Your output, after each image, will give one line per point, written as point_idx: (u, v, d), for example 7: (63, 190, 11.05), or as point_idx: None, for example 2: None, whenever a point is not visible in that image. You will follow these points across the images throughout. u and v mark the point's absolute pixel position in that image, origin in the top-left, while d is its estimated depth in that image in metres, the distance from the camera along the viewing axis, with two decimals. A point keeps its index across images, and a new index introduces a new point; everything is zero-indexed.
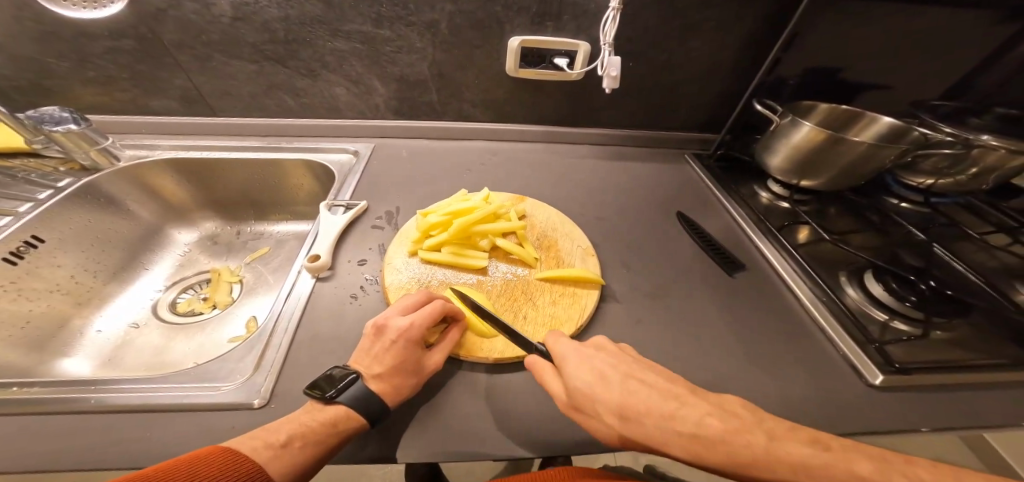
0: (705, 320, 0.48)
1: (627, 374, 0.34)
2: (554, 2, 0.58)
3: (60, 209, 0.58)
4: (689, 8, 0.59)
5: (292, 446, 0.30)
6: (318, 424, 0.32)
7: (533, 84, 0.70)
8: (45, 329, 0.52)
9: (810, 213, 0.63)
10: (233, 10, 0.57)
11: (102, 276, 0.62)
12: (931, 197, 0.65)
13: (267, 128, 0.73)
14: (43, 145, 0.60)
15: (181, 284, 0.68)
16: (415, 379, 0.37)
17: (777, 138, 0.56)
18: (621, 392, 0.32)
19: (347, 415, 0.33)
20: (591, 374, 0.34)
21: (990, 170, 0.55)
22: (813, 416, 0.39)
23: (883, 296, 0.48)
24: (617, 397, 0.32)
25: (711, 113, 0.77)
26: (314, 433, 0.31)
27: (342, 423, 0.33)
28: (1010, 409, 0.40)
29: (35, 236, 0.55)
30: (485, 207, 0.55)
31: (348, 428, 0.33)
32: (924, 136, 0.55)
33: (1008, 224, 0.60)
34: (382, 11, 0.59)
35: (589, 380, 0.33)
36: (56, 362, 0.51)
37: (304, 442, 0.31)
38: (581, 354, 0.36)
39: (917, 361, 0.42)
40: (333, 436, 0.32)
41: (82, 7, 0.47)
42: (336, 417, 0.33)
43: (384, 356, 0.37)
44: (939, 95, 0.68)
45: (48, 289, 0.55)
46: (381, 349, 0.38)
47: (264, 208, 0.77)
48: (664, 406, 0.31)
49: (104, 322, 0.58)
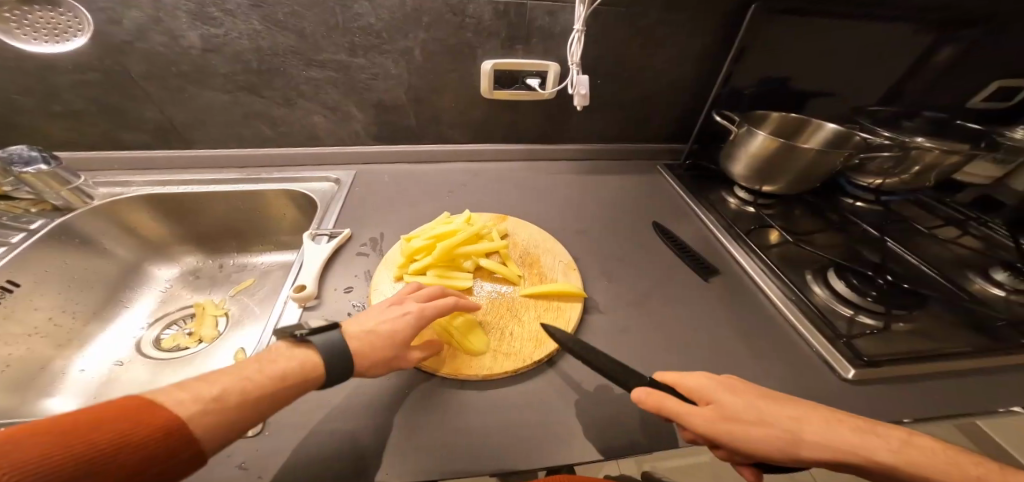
0: (687, 323, 0.50)
1: (754, 399, 0.31)
2: (522, 26, 0.61)
3: (32, 252, 0.56)
4: (648, 24, 0.62)
5: (228, 400, 0.27)
6: (264, 377, 0.30)
7: (509, 104, 0.73)
8: (25, 372, 0.50)
9: (775, 215, 0.66)
10: (203, 42, 0.58)
11: (82, 317, 0.60)
12: (882, 195, 0.70)
13: (245, 158, 0.73)
14: (12, 186, 0.58)
15: (165, 319, 0.66)
16: (392, 354, 0.37)
17: (736, 147, 0.59)
18: (779, 411, 0.30)
19: (302, 368, 0.32)
20: (742, 395, 0.32)
21: (930, 167, 0.59)
22: None
23: (845, 291, 0.50)
24: (788, 414, 0.30)
25: (681, 123, 0.80)
26: (257, 387, 0.29)
27: (294, 377, 0.31)
28: (976, 393, 0.43)
29: (9, 279, 0.53)
30: (467, 229, 0.56)
31: (300, 383, 0.31)
32: (865, 140, 0.59)
33: (956, 218, 0.67)
34: (356, 40, 0.60)
35: (751, 400, 0.31)
36: (39, 401, 0.49)
37: (245, 395, 0.28)
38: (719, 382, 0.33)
39: (884, 352, 0.44)
40: (280, 390, 0.30)
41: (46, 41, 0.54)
42: (287, 372, 0.31)
43: (387, 319, 0.39)
44: (880, 99, 0.77)
45: (26, 333, 0.53)
46: (390, 313, 0.39)
47: (246, 239, 0.76)
48: (854, 429, 0.29)
49: (87, 361, 0.56)
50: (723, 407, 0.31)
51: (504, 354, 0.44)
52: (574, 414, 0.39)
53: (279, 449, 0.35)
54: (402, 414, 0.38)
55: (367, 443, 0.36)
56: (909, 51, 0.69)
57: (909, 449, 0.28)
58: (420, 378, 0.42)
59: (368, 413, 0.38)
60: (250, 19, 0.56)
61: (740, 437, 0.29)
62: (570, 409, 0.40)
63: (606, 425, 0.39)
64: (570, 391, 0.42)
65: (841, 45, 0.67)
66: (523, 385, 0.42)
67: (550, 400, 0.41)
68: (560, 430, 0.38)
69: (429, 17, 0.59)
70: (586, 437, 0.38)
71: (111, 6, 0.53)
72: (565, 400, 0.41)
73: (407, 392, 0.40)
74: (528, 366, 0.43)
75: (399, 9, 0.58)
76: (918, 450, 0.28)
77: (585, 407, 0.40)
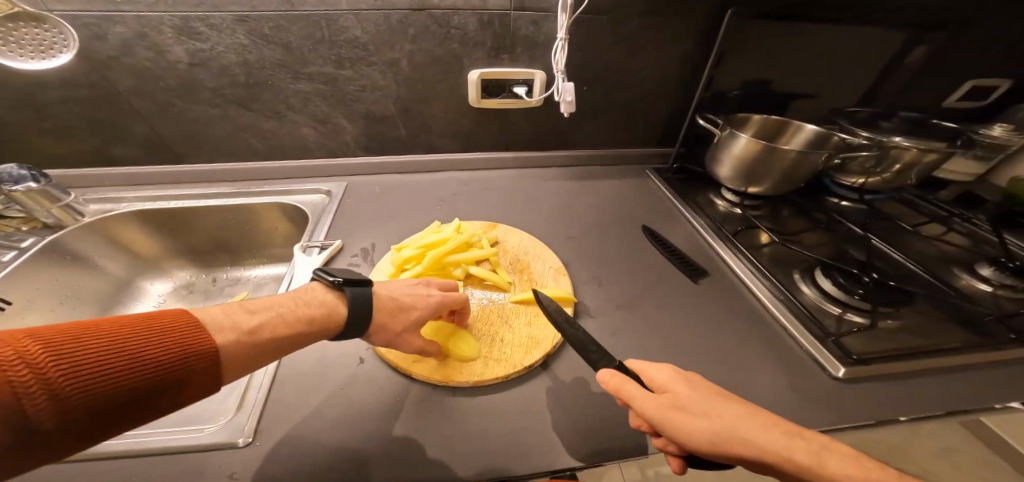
0: (678, 326, 0.50)
1: (709, 395, 0.31)
2: (506, 36, 0.62)
3: (24, 270, 0.56)
4: (629, 31, 0.64)
5: (259, 334, 0.31)
6: (293, 319, 0.34)
7: (497, 113, 0.73)
8: None
9: (762, 216, 0.67)
10: (189, 56, 0.58)
11: None
12: (865, 194, 0.70)
13: (236, 171, 0.73)
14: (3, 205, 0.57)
15: None
16: (399, 330, 0.39)
17: (720, 150, 0.60)
18: (728, 412, 0.30)
19: (328, 316, 0.36)
20: (701, 391, 0.32)
21: (911, 165, 0.59)
22: (791, 413, 0.40)
23: (833, 290, 0.50)
24: (732, 415, 0.30)
25: (668, 127, 0.81)
26: (281, 329, 0.33)
27: (316, 324, 0.35)
28: (967, 388, 0.43)
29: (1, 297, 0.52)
30: (457, 237, 0.56)
31: (322, 329, 0.35)
32: (844, 140, 0.60)
33: (941, 214, 0.68)
34: (342, 53, 0.61)
35: (705, 399, 0.31)
36: None
37: (270, 335, 0.32)
38: (683, 377, 0.33)
39: (873, 350, 0.45)
40: (300, 335, 0.34)
41: (30, 57, 0.50)
42: (310, 319, 0.35)
43: (411, 294, 0.42)
44: (857, 101, 0.78)
45: None
46: (415, 290, 0.43)
47: (238, 253, 0.76)
48: (792, 439, 0.28)
49: None
50: (677, 397, 0.31)
51: (494, 360, 0.43)
52: (567, 417, 0.39)
53: (269, 461, 0.34)
54: (396, 421, 0.38)
55: (356, 452, 0.35)
56: (883, 53, 0.71)
57: (836, 459, 0.27)
58: (410, 386, 0.41)
59: (359, 422, 0.38)
60: (236, 33, 0.57)
61: (683, 428, 0.30)
62: (562, 413, 0.39)
63: (597, 429, 0.38)
64: (561, 394, 0.41)
65: (817, 48, 0.68)
66: (515, 391, 0.42)
67: (542, 404, 0.40)
68: (553, 435, 0.38)
69: (414, 29, 0.60)
70: (579, 440, 0.37)
71: (98, 22, 0.53)
72: (559, 403, 0.40)
73: (397, 400, 0.40)
74: (519, 372, 0.43)
75: (385, 21, 0.58)
76: (833, 454, 0.28)
77: (577, 411, 0.40)
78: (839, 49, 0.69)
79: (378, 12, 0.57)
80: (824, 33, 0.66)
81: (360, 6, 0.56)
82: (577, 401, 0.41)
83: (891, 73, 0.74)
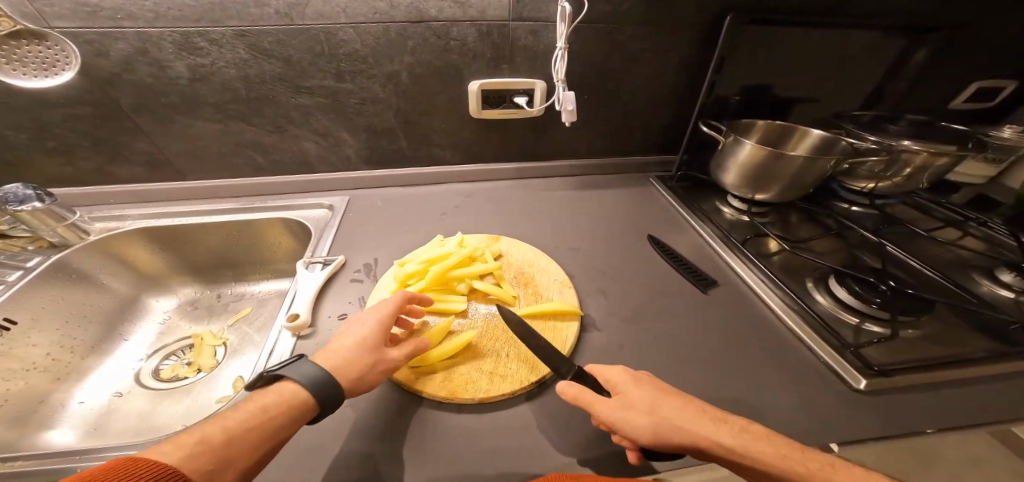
0: (691, 337, 0.48)
1: (654, 392, 0.34)
2: (506, 47, 0.62)
3: (32, 288, 0.56)
4: (628, 41, 0.64)
5: (212, 440, 0.28)
6: (245, 412, 0.31)
7: (498, 123, 0.73)
8: (23, 407, 0.49)
9: (770, 224, 0.66)
10: (190, 71, 0.58)
11: (80, 350, 0.59)
12: (876, 199, 0.69)
13: (239, 187, 0.73)
14: (9, 225, 0.57)
15: (164, 350, 0.65)
16: (371, 357, 0.38)
17: (725, 156, 0.60)
18: (669, 407, 0.33)
19: (280, 396, 0.33)
20: (646, 390, 0.34)
21: (922, 169, 0.58)
22: (815, 426, 0.38)
23: (849, 299, 0.49)
24: (671, 409, 0.32)
25: (671, 134, 0.80)
26: (238, 426, 0.29)
27: (276, 407, 0.32)
28: (999, 401, 0.41)
29: (6, 317, 0.52)
30: (460, 252, 0.55)
31: (286, 409, 0.32)
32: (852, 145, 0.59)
33: (955, 218, 0.67)
34: (342, 66, 0.61)
35: (648, 394, 0.34)
36: (40, 434, 0.48)
37: (227, 435, 0.28)
38: (632, 377, 0.36)
39: (895, 361, 0.43)
40: (263, 421, 0.30)
41: (33, 76, 0.49)
42: (266, 404, 0.32)
43: (350, 333, 0.39)
44: (860, 105, 0.78)
45: (24, 368, 0.52)
46: (352, 328, 0.40)
47: (241, 268, 0.75)
48: (722, 432, 0.31)
49: (87, 393, 0.55)
50: (625, 396, 0.34)
51: (500, 377, 0.42)
52: (576, 431, 0.38)
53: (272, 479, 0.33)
54: (401, 440, 0.37)
55: (362, 467, 0.34)
56: (885, 55, 0.70)
57: (754, 440, 0.30)
58: (414, 402, 0.40)
59: (362, 438, 0.37)
60: (235, 48, 0.57)
61: (630, 425, 0.32)
62: (570, 429, 0.38)
63: (609, 446, 0.37)
64: (571, 411, 0.40)
65: (818, 52, 0.68)
66: (523, 408, 0.40)
67: (548, 421, 0.39)
68: (562, 451, 0.36)
69: (413, 41, 0.60)
70: (588, 456, 0.36)
71: (99, 39, 0.53)
72: (571, 419, 0.39)
73: (401, 416, 0.39)
74: (525, 389, 0.41)
75: (383, 34, 0.58)
76: (753, 436, 0.31)
77: (587, 427, 0.38)
78: (839, 54, 0.69)
79: (377, 25, 0.57)
80: (827, 37, 0.66)
81: (359, 19, 0.56)
82: (587, 417, 0.39)
83: (893, 75, 0.73)
